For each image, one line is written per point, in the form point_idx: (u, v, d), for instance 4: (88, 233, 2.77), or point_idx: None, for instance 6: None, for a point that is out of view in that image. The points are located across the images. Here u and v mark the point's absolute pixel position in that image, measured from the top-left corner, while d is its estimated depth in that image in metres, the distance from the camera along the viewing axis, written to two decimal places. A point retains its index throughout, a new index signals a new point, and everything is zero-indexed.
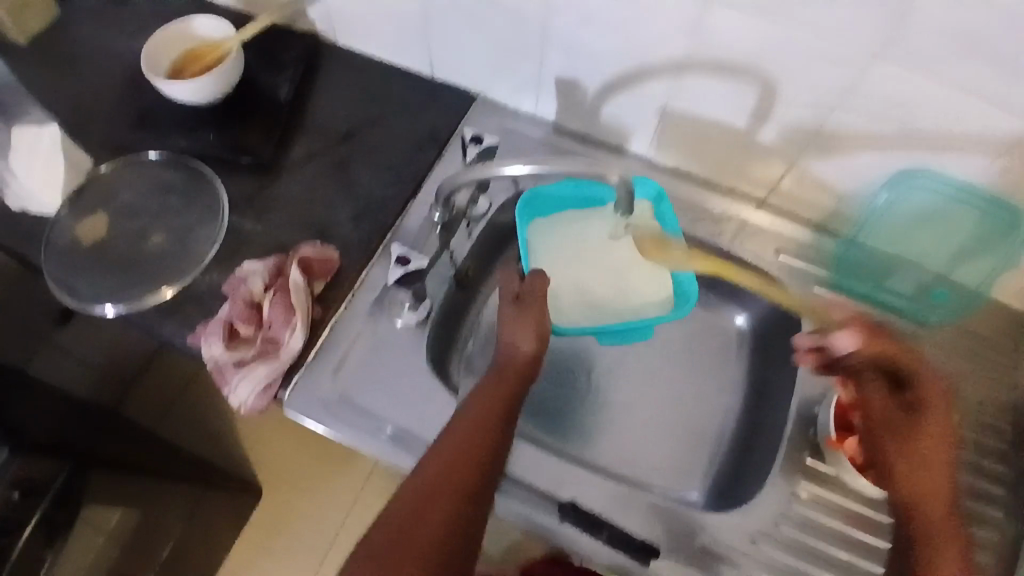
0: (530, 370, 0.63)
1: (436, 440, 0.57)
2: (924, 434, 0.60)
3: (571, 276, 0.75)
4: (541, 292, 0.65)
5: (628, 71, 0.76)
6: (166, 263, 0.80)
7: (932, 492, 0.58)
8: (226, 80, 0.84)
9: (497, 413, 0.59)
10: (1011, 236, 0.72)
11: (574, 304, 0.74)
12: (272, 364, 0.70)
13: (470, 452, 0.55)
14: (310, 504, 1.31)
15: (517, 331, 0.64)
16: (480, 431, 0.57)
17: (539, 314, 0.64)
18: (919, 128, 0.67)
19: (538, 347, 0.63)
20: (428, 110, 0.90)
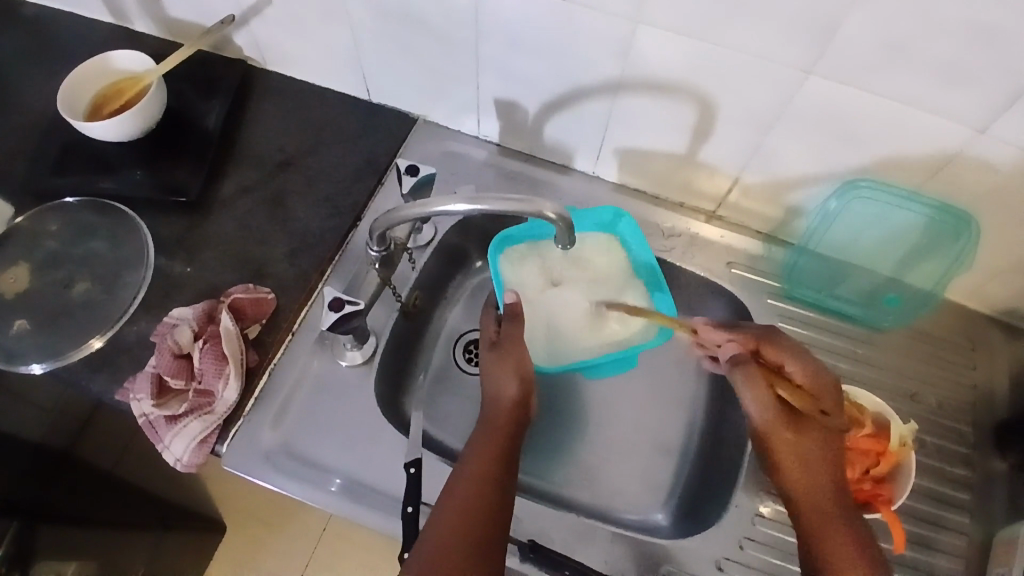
0: (518, 413, 0.64)
1: (437, 505, 0.55)
2: (807, 452, 0.62)
3: (551, 308, 0.74)
4: (516, 331, 0.66)
5: (565, 91, 0.74)
6: (92, 313, 0.75)
7: (833, 519, 0.59)
8: (149, 114, 0.79)
9: (496, 465, 0.58)
10: (962, 239, 0.70)
11: (558, 340, 0.74)
12: (206, 419, 0.66)
13: (474, 509, 0.54)
14: (264, 565, 1.24)
15: (500, 375, 0.65)
16: (483, 487, 0.56)
17: (517, 353, 0.66)
18: (860, 138, 0.66)
19: (524, 388, 0.64)
20: (367, 134, 0.87)
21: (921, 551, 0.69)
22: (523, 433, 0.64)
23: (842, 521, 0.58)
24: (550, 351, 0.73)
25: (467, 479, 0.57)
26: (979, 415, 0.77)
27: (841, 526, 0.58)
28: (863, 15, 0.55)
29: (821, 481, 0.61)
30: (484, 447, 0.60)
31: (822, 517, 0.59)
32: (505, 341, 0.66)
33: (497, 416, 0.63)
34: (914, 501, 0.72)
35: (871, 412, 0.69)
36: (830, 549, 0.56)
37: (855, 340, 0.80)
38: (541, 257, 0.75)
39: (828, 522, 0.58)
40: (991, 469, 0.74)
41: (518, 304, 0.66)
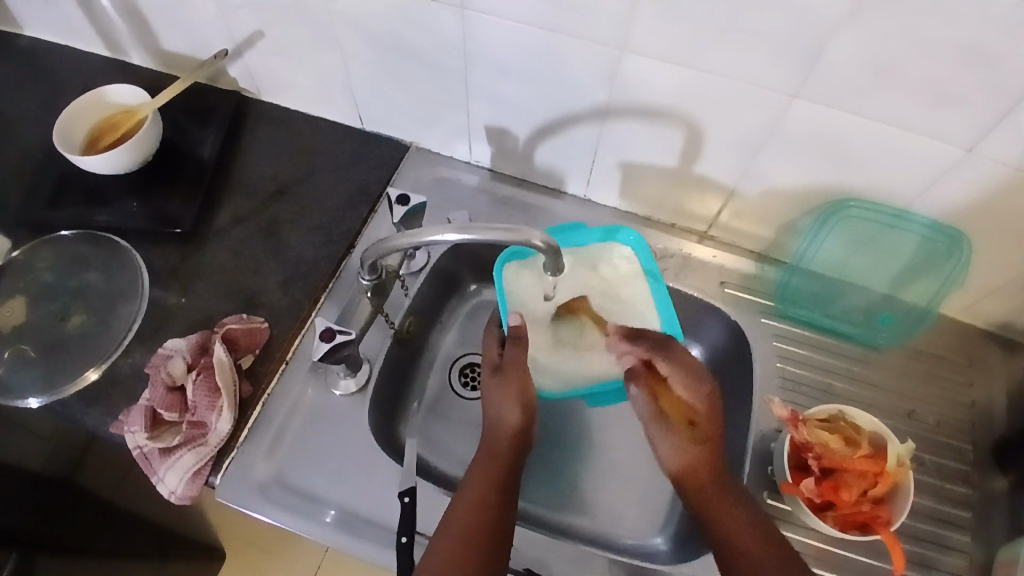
0: (518, 441, 0.64)
1: (436, 531, 0.55)
2: (686, 446, 0.65)
3: (553, 330, 0.75)
4: (519, 356, 0.65)
5: (555, 117, 0.75)
6: (86, 345, 0.75)
7: (712, 491, 0.62)
8: (143, 147, 0.80)
9: (497, 492, 0.58)
10: (953, 257, 0.71)
11: (561, 362, 0.74)
12: (200, 451, 0.66)
13: (474, 535, 0.54)
14: None
15: (501, 400, 0.64)
16: (483, 513, 0.56)
17: (520, 378, 0.65)
18: (848, 159, 0.66)
19: (525, 415, 0.64)
20: (360, 162, 0.88)
21: (923, 574, 0.69)
22: (522, 459, 0.64)
23: (727, 504, 0.61)
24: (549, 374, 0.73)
25: (467, 505, 0.57)
26: (977, 433, 0.76)
27: (727, 502, 0.61)
28: (843, 40, 0.56)
29: (708, 474, 0.63)
30: (485, 473, 0.60)
31: (710, 500, 0.62)
32: (507, 367, 0.66)
33: (497, 443, 0.63)
34: (915, 522, 0.71)
35: (868, 432, 0.68)
36: (723, 534, 0.59)
37: (851, 358, 0.80)
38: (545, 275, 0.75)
39: (716, 504, 0.61)
40: (991, 487, 0.73)
41: (523, 328, 0.66)
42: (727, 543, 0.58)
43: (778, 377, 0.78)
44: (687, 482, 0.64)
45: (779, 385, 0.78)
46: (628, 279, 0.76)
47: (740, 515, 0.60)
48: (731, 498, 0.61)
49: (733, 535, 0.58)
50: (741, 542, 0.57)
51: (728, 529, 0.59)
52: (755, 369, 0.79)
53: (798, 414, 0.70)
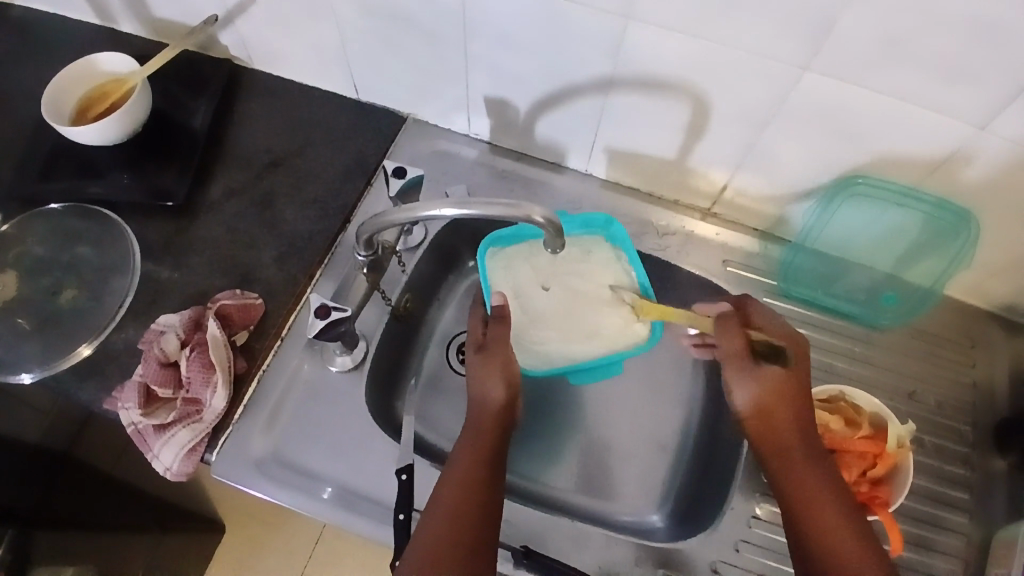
0: (503, 417, 0.62)
1: (425, 509, 0.55)
2: (777, 400, 0.60)
3: (534, 311, 0.72)
4: (501, 332, 0.63)
5: (556, 89, 0.73)
6: (80, 320, 0.74)
7: (793, 451, 0.60)
8: (133, 118, 0.78)
9: (485, 469, 0.58)
10: (961, 236, 0.69)
11: (541, 344, 0.71)
12: (195, 427, 0.65)
13: (464, 512, 0.54)
14: None
15: (485, 377, 0.62)
16: (472, 490, 0.56)
17: (504, 355, 0.63)
18: (858, 135, 0.64)
19: (509, 392, 0.62)
20: (356, 135, 0.86)
21: (919, 553, 0.69)
22: (507, 435, 0.63)
23: (809, 469, 0.59)
24: (531, 354, 0.71)
25: (456, 482, 0.56)
26: (978, 413, 0.76)
27: (806, 466, 0.60)
28: (859, 11, 0.53)
29: (792, 431, 0.60)
30: (472, 449, 0.59)
31: (790, 459, 0.60)
32: (491, 343, 0.63)
33: (482, 420, 0.62)
34: (913, 502, 0.71)
35: (869, 413, 0.68)
36: (801, 499, 0.58)
37: (853, 338, 0.79)
38: (528, 259, 0.74)
39: (795, 466, 0.60)
40: (990, 468, 0.73)
41: (505, 305, 0.64)
42: (805, 509, 0.57)
43: None
44: (765, 434, 0.61)
45: None
46: (611, 262, 0.73)
47: (823, 482, 0.59)
48: (814, 461, 0.60)
49: (810, 502, 0.57)
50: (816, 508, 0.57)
51: (806, 494, 0.58)
52: None
53: None
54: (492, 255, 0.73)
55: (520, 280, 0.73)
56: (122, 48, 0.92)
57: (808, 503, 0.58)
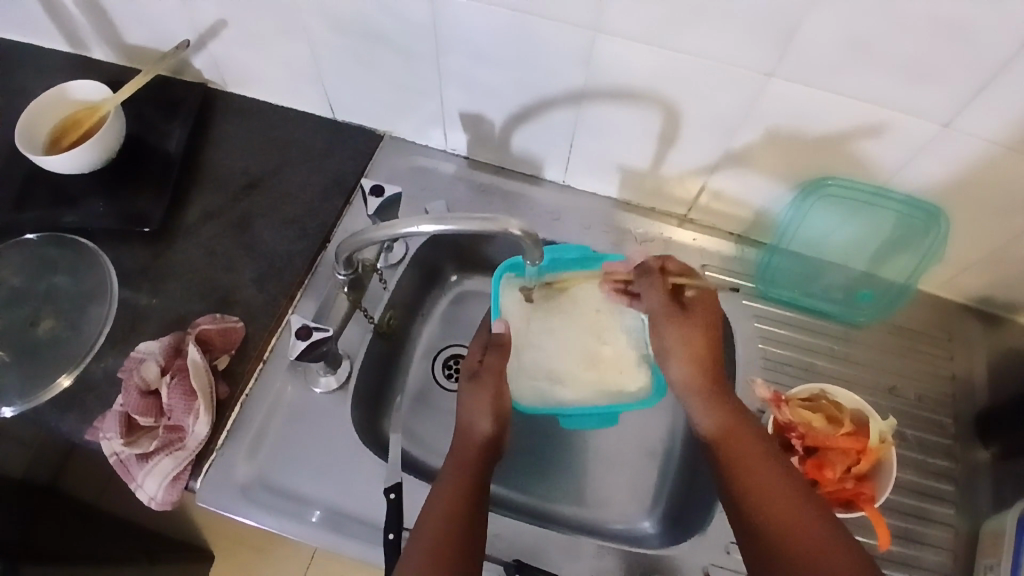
0: (488, 451, 0.63)
1: (410, 541, 0.54)
2: (694, 344, 0.60)
3: (537, 350, 0.73)
4: (498, 363, 0.65)
5: (531, 102, 0.73)
6: (57, 350, 0.73)
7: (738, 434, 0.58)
8: (105, 143, 0.77)
9: (470, 501, 0.57)
10: (932, 233, 0.71)
11: (539, 380, 0.72)
12: (178, 455, 0.65)
13: (446, 551, 0.53)
14: None
15: (474, 409, 0.64)
16: (456, 522, 0.55)
17: (497, 386, 0.64)
18: (825, 138, 0.66)
19: (496, 425, 0.64)
20: (333, 154, 0.86)
21: (908, 547, 0.70)
22: (491, 468, 0.63)
23: (753, 442, 0.57)
24: (527, 390, 0.71)
25: (438, 514, 0.55)
26: (958, 405, 0.78)
27: (752, 443, 0.57)
28: (820, 18, 0.55)
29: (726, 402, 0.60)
30: (455, 481, 0.58)
31: (727, 429, 0.58)
32: (485, 373, 0.65)
33: (466, 453, 0.62)
34: (899, 496, 0.73)
35: (850, 409, 0.69)
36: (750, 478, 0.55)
37: (832, 336, 0.80)
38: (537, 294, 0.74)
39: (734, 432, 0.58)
40: (971, 459, 0.75)
41: (507, 335, 0.66)
42: (752, 484, 0.55)
43: (760, 359, 0.78)
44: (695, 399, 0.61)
45: (761, 368, 0.78)
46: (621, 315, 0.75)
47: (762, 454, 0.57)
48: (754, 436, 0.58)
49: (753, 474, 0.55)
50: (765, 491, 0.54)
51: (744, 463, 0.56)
52: (739, 351, 0.78)
53: (780, 394, 0.70)
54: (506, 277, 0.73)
55: (528, 315, 0.74)
56: (93, 74, 0.91)
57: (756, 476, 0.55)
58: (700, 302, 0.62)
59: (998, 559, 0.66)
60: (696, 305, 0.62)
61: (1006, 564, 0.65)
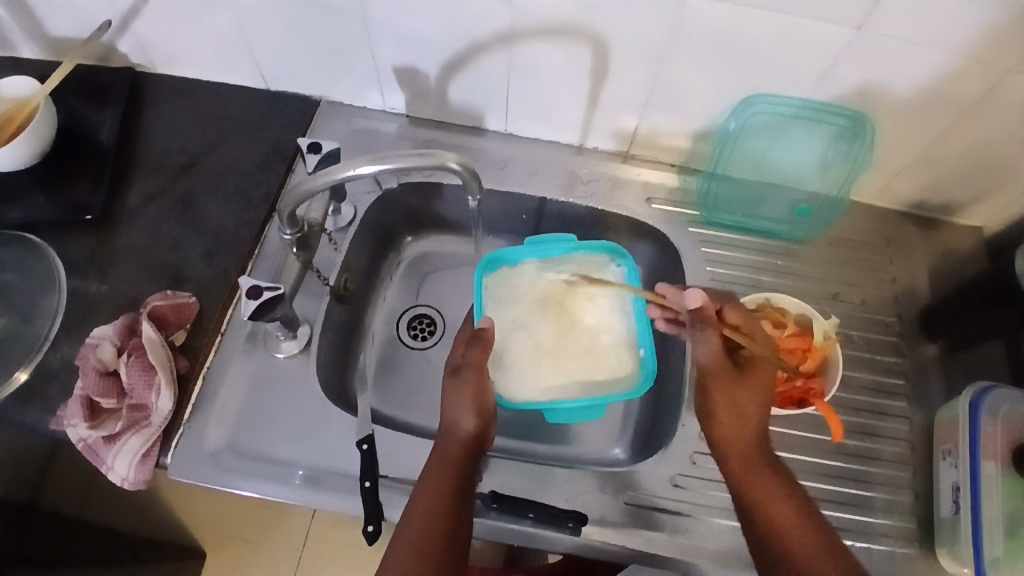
0: (471, 448, 0.61)
1: (393, 538, 0.56)
2: (743, 401, 0.62)
3: (520, 345, 0.73)
4: (481, 358, 0.65)
5: (462, 50, 0.74)
6: (9, 345, 0.71)
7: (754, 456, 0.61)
8: (38, 137, 0.75)
9: (453, 494, 0.58)
10: (859, 140, 0.74)
11: (524, 372, 0.72)
12: (144, 432, 0.65)
13: (428, 550, 0.54)
14: None
15: (457, 404, 0.62)
16: (438, 515, 0.56)
17: (478, 382, 0.63)
18: (748, 54, 0.68)
19: (480, 422, 0.62)
20: (270, 125, 0.85)
21: (864, 440, 0.74)
22: (476, 463, 0.62)
23: (767, 472, 0.60)
24: (511, 377, 0.71)
25: (423, 510, 0.57)
26: (904, 306, 0.82)
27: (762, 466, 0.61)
28: None
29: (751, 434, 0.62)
30: (437, 478, 0.58)
31: (743, 451, 0.61)
32: (466, 369, 0.64)
33: (450, 449, 0.61)
34: (851, 395, 0.76)
35: (794, 314, 0.72)
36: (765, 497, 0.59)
37: (776, 253, 0.83)
38: (511, 290, 0.76)
39: (744, 446, 0.61)
40: (921, 353, 0.79)
41: (489, 331, 0.66)
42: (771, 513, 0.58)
43: (710, 281, 0.81)
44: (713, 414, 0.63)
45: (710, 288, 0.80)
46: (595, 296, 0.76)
47: (777, 484, 0.59)
48: (768, 465, 0.60)
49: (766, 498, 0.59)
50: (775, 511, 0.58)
51: (757, 486, 0.59)
52: (687, 276, 0.81)
53: None
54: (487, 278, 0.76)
55: (507, 309, 0.75)
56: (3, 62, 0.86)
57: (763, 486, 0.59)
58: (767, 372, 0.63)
59: (955, 443, 0.69)
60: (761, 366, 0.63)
61: (962, 444, 0.68)
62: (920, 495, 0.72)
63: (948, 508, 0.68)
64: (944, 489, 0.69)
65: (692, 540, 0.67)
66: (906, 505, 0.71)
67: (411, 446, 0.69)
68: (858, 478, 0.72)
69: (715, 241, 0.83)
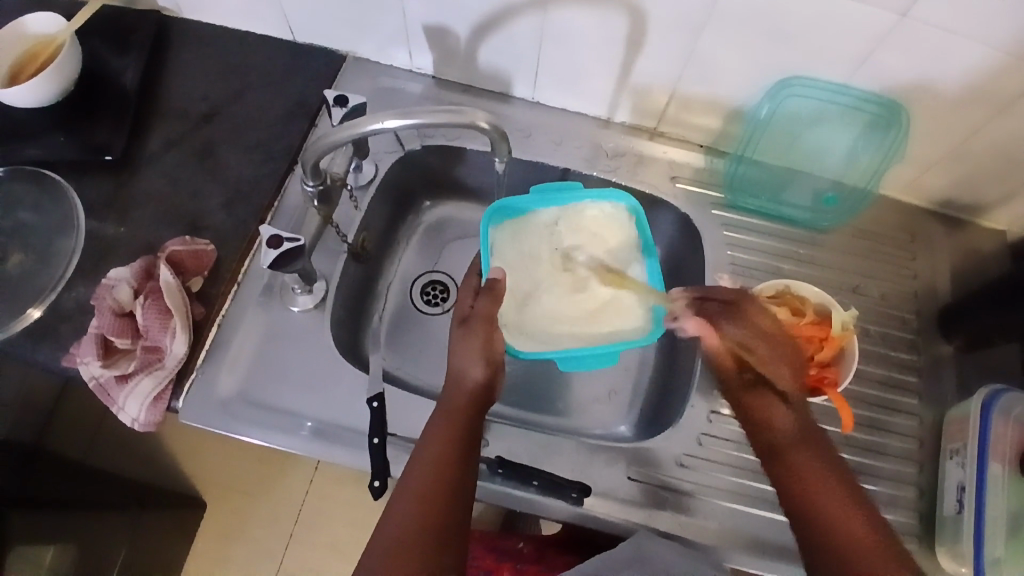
0: (479, 399, 0.61)
1: (398, 484, 0.56)
2: (776, 382, 0.64)
3: (528, 298, 0.71)
4: (490, 309, 0.63)
5: (494, 11, 0.72)
6: (24, 282, 0.71)
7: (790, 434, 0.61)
8: (63, 74, 0.74)
9: (458, 445, 0.58)
10: (893, 130, 0.72)
11: (533, 323, 0.70)
12: (157, 375, 0.65)
13: (433, 497, 0.55)
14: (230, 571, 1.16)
15: (466, 355, 0.61)
16: (448, 466, 0.56)
17: (487, 332, 0.62)
18: (789, 33, 0.66)
19: (488, 371, 0.61)
20: (295, 77, 0.84)
21: (873, 434, 0.74)
22: (483, 416, 0.62)
23: (809, 449, 0.60)
24: (522, 332, 0.69)
25: (427, 459, 0.57)
26: (923, 303, 0.81)
27: (804, 440, 0.61)
28: None
29: (832, 474, 0.58)
30: (443, 428, 0.58)
31: (784, 429, 0.62)
32: (475, 319, 0.63)
33: (457, 400, 0.60)
34: (862, 388, 0.76)
35: (814, 302, 0.71)
36: (806, 469, 0.59)
37: (799, 242, 0.82)
38: (523, 239, 0.73)
39: (784, 426, 0.62)
40: (936, 352, 0.79)
41: (500, 282, 0.64)
42: (814, 486, 0.57)
43: (729, 264, 0.80)
44: (778, 457, 0.61)
45: (729, 271, 0.79)
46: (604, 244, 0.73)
47: (819, 461, 0.59)
48: (809, 441, 0.60)
49: (816, 482, 0.57)
50: (823, 488, 0.57)
51: (805, 470, 0.58)
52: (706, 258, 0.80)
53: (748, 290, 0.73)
54: (496, 229, 0.73)
55: (519, 258, 0.72)
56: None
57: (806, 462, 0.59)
58: (793, 394, 0.64)
59: (964, 441, 0.69)
60: (792, 401, 0.64)
61: (971, 445, 0.68)
62: (923, 491, 0.72)
63: (951, 506, 0.68)
64: (949, 486, 0.69)
65: (693, 518, 0.67)
66: (909, 500, 0.71)
67: (418, 408, 0.69)
68: (863, 470, 0.72)
69: (738, 225, 0.82)
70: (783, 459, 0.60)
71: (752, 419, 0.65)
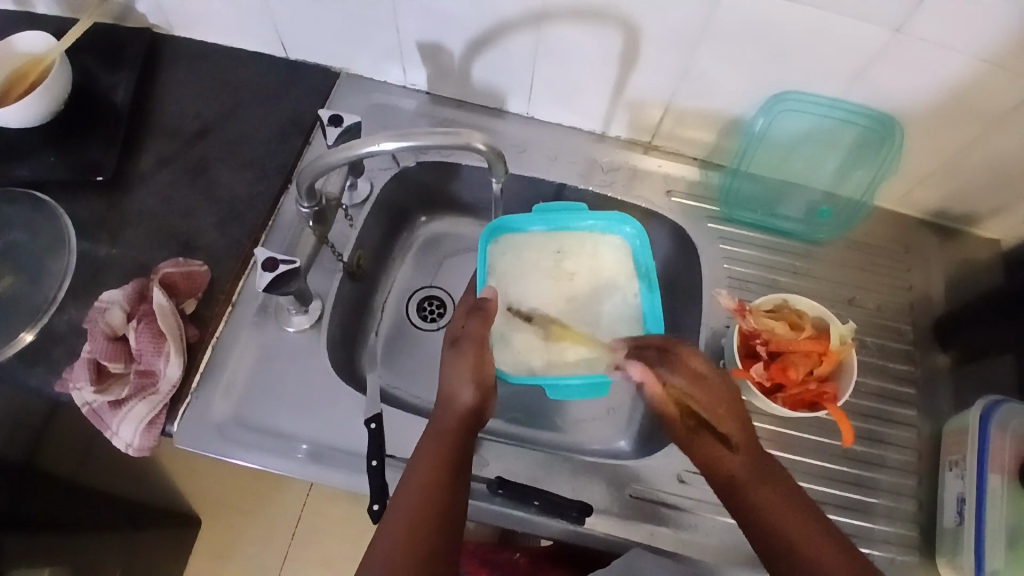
0: (470, 422, 0.60)
1: (388, 510, 0.55)
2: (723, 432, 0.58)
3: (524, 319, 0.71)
4: (480, 330, 0.63)
5: (489, 28, 0.72)
6: (15, 305, 0.70)
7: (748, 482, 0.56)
8: (54, 94, 0.74)
9: (448, 469, 0.57)
10: (887, 146, 0.73)
11: (526, 348, 0.70)
12: (151, 399, 0.64)
13: (422, 523, 0.53)
14: None
15: (457, 378, 0.61)
16: (435, 490, 0.55)
17: (478, 355, 0.62)
18: (782, 50, 0.66)
19: (479, 395, 0.61)
20: (289, 94, 0.84)
21: (873, 447, 0.74)
22: (475, 439, 0.61)
23: (773, 493, 0.55)
24: (517, 357, 0.69)
25: (417, 484, 0.55)
26: (919, 314, 0.81)
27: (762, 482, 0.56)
28: None
29: (799, 517, 0.54)
30: (434, 452, 0.58)
31: (741, 478, 0.56)
32: (466, 340, 0.63)
33: (448, 423, 0.60)
34: (860, 400, 0.76)
35: (811, 316, 0.72)
36: (772, 517, 0.54)
37: (795, 255, 0.82)
38: (518, 259, 0.74)
39: (741, 474, 0.56)
40: (932, 363, 0.79)
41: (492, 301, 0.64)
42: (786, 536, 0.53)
43: (726, 278, 0.80)
44: (741, 508, 0.56)
45: (726, 285, 0.79)
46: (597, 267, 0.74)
47: (786, 506, 0.54)
48: (771, 484, 0.56)
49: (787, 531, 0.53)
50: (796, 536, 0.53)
51: (774, 520, 0.54)
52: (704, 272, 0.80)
53: (745, 305, 0.72)
54: (492, 248, 0.74)
55: (514, 275, 0.73)
56: (16, 16, 0.84)
57: (771, 511, 0.54)
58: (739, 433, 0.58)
59: (963, 454, 0.69)
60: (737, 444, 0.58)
61: (970, 457, 0.68)
62: (923, 503, 0.72)
63: (951, 518, 0.68)
64: (948, 498, 0.69)
65: (693, 535, 0.67)
66: (908, 512, 0.71)
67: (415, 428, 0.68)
68: (863, 483, 0.72)
69: (735, 239, 0.82)
70: (748, 508, 0.55)
71: (702, 466, 0.59)
